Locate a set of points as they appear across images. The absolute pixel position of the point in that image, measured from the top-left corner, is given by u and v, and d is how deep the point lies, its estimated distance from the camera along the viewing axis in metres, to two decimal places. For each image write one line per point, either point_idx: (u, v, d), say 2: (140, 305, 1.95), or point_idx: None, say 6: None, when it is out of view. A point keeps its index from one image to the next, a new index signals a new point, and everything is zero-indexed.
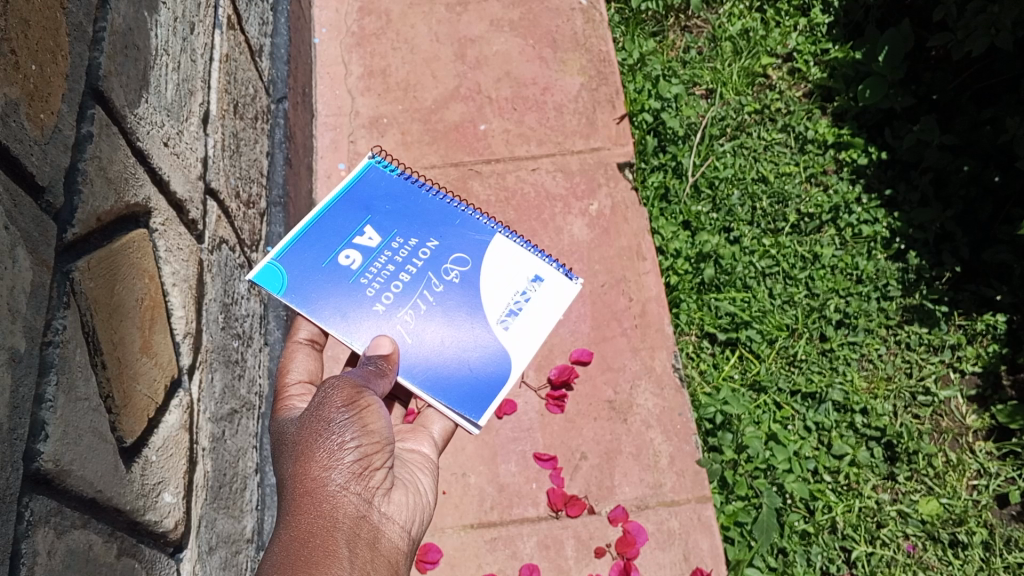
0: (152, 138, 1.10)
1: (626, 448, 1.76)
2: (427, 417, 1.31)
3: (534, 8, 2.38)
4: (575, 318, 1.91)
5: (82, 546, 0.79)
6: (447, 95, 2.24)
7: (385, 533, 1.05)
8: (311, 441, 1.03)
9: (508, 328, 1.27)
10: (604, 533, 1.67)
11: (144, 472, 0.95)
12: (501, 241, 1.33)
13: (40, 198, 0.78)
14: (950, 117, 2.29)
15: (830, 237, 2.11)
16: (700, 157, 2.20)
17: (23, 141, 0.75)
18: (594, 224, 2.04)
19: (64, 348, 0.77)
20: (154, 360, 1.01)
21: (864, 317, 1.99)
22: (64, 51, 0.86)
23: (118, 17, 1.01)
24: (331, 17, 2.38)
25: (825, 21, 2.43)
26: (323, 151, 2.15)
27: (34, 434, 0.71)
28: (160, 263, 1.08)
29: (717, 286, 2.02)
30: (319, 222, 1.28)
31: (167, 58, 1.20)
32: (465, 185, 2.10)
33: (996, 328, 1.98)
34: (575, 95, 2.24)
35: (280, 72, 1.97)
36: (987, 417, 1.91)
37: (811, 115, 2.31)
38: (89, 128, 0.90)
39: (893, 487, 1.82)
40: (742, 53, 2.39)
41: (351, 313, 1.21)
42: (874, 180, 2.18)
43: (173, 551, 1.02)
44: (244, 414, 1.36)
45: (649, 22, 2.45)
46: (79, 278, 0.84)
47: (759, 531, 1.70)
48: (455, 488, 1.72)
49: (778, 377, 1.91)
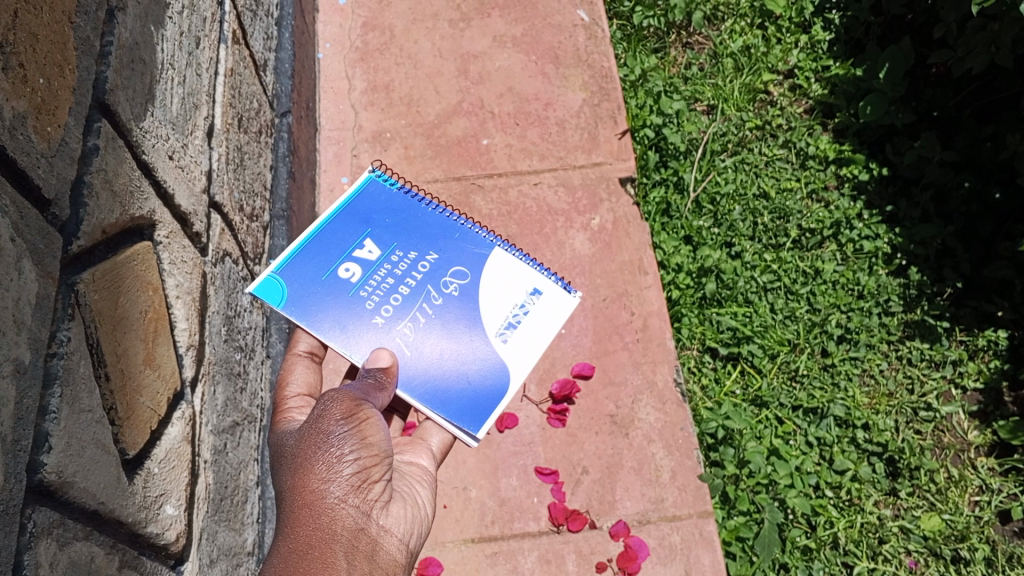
0: (157, 152, 1.11)
1: (627, 463, 1.76)
2: (426, 429, 1.31)
3: (536, 24, 2.40)
4: (577, 331, 1.91)
5: (85, 558, 0.79)
6: (450, 109, 2.26)
7: (382, 546, 1.04)
8: (310, 454, 1.03)
9: (507, 341, 1.27)
10: (605, 547, 1.66)
11: (147, 483, 0.95)
12: (499, 254, 1.33)
13: (47, 211, 0.79)
14: (950, 133, 2.30)
15: (831, 252, 2.11)
16: (702, 172, 2.21)
17: (30, 154, 0.75)
18: (596, 238, 2.05)
19: (68, 360, 0.78)
20: (157, 372, 1.01)
21: (866, 332, 1.99)
22: (71, 65, 0.87)
23: (125, 31, 1.02)
24: (335, 31, 2.40)
25: (826, 38, 2.44)
26: (326, 164, 2.17)
27: (37, 445, 0.71)
28: (164, 276, 1.08)
29: (719, 300, 2.02)
30: (320, 235, 1.28)
31: (173, 71, 1.21)
32: (467, 200, 2.11)
33: (998, 344, 1.98)
34: (577, 111, 2.26)
35: (284, 86, 1.99)
36: (989, 434, 1.91)
37: (813, 131, 2.31)
38: (96, 140, 0.91)
39: (895, 503, 1.82)
40: (743, 70, 2.40)
41: (350, 326, 1.22)
42: (875, 196, 2.19)
43: (174, 564, 1.01)
44: (246, 427, 1.36)
45: (651, 38, 2.47)
46: (84, 290, 0.85)
47: (760, 546, 1.69)
48: (456, 502, 1.71)
49: (780, 392, 1.90)
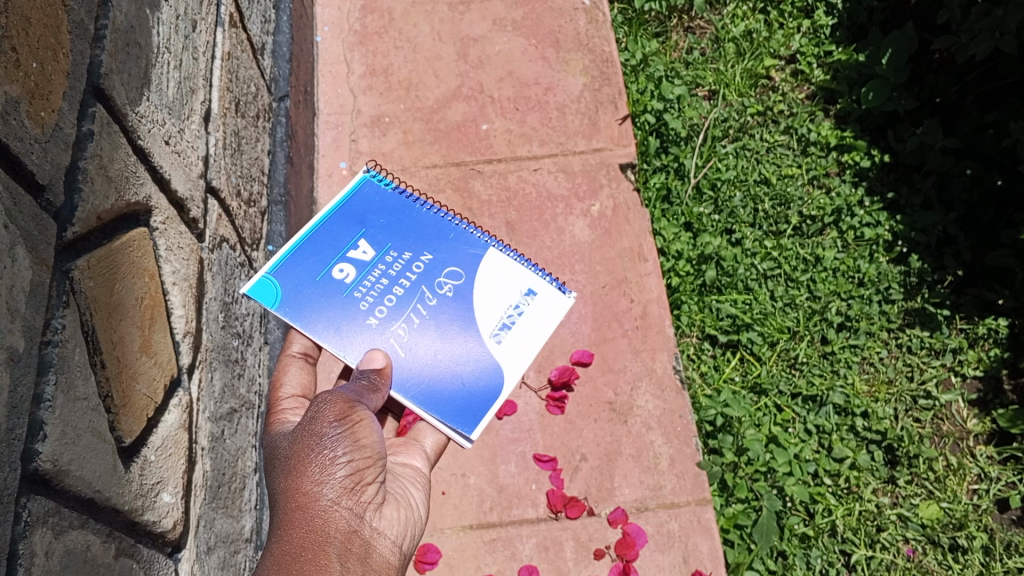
0: (153, 136, 1.09)
1: (626, 450, 1.76)
2: (420, 430, 1.29)
3: (537, 7, 2.38)
4: (576, 318, 1.91)
5: (80, 546, 0.78)
6: (449, 94, 2.24)
7: (376, 548, 1.05)
8: (304, 456, 1.02)
9: (502, 342, 1.26)
10: (603, 534, 1.66)
11: (143, 471, 0.94)
12: (494, 255, 1.33)
13: (40, 197, 0.78)
14: (953, 120, 2.29)
15: (832, 239, 2.10)
16: (703, 159, 2.19)
17: (23, 139, 0.74)
18: (596, 225, 2.04)
19: (63, 347, 0.77)
20: (154, 359, 1.00)
21: (865, 320, 1.98)
22: (65, 49, 0.86)
23: (120, 14, 1.01)
24: (333, 14, 2.38)
25: (829, 23, 2.42)
26: (324, 149, 2.15)
27: (33, 434, 0.71)
28: (160, 262, 1.08)
29: (718, 287, 2.01)
30: (314, 235, 1.27)
31: (169, 55, 1.19)
32: (466, 185, 2.10)
33: (998, 333, 1.97)
34: (578, 96, 2.24)
35: (282, 70, 1.97)
36: (988, 422, 1.91)
37: (815, 117, 2.30)
38: (90, 126, 0.90)
39: (893, 491, 1.82)
40: (745, 54, 2.38)
41: (344, 327, 1.21)
42: (876, 182, 2.17)
43: (172, 551, 1.02)
44: (244, 414, 1.35)
45: (652, 22, 2.44)
46: (79, 276, 0.84)
47: (759, 534, 1.69)
48: (455, 488, 1.71)
49: (778, 379, 1.90)
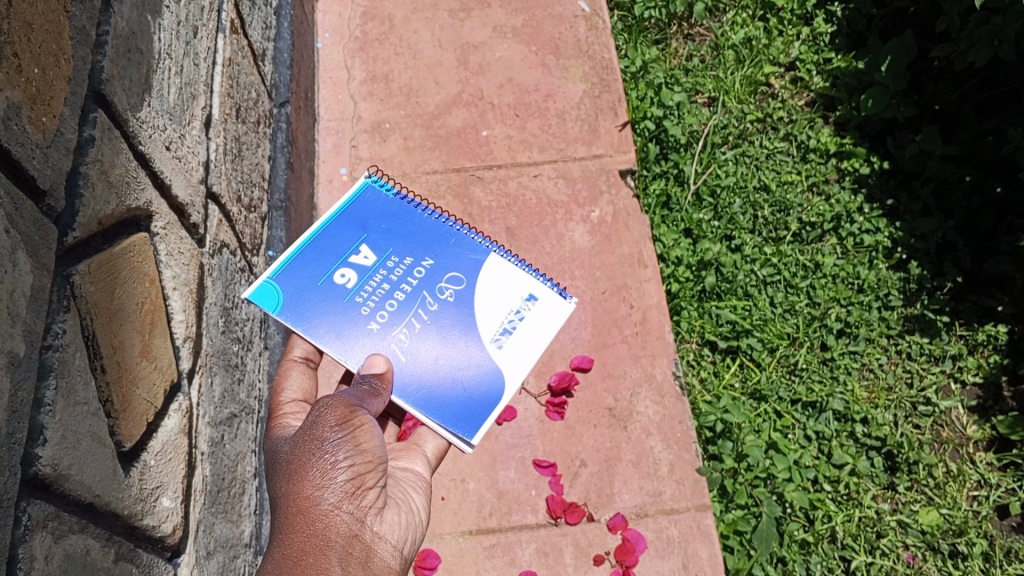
0: (154, 141, 1.10)
1: (626, 456, 1.76)
2: (421, 435, 1.29)
3: (537, 14, 2.39)
4: (576, 324, 1.91)
5: (80, 551, 0.78)
6: (449, 100, 2.24)
7: (377, 552, 1.04)
8: (305, 460, 1.02)
9: (502, 347, 1.26)
10: (603, 540, 1.66)
11: (143, 476, 0.94)
12: (495, 260, 1.33)
13: (41, 201, 0.78)
14: (951, 127, 2.30)
15: (831, 246, 2.10)
16: (702, 165, 2.19)
17: (24, 144, 0.74)
18: (596, 231, 2.04)
19: (64, 352, 0.77)
20: (154, 363, 1.01)
21: (864, 326, 1.98)
22: (66, 55, 0.86)
23: (122, 20, 1.01)
24: (334, 21, 2.38)
25: (828, 30, 2.43)
26: (324, 155, 2.16)
27: (33, 438, 0.71)
28: (161, 267, 1.08)
29: (718, 294, 2.01)
30: (316, 240, 1.27)
31: (170, 61, 1.19)
32: (466, 191, 2.10)
33: (997, 339, 1.97)
34: (578, 102, 2.25)
35: (283, 76, 1.97)
36: (988, 428, 1.90)
37: (814, 124, 2.30)
38: (91, 131, 0.90)
39: (893, 497, 1.81)
40: (744, 61, 2.39)
41: (346, 332, 1.21)
42: (875, 189, 2.18)
43: (171, 555, 1.01)
44: (244, 419, 1.35)
45: (652, 29, 2.44)
46: (79, 281, 0.84)
47: (758, 540, 1.68)
48: (454, 494, 1.71)
49: (778, 386, 1.90)
